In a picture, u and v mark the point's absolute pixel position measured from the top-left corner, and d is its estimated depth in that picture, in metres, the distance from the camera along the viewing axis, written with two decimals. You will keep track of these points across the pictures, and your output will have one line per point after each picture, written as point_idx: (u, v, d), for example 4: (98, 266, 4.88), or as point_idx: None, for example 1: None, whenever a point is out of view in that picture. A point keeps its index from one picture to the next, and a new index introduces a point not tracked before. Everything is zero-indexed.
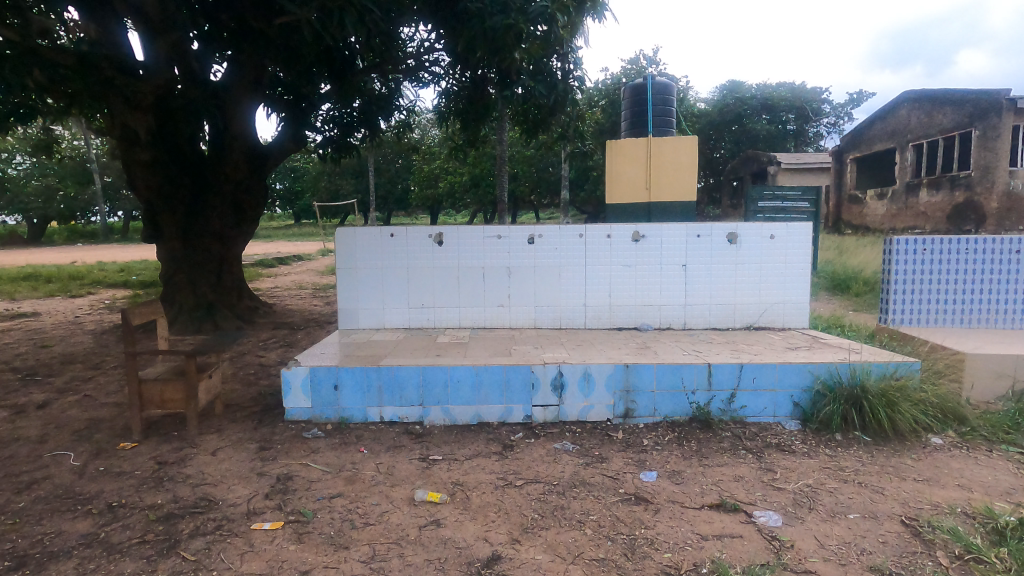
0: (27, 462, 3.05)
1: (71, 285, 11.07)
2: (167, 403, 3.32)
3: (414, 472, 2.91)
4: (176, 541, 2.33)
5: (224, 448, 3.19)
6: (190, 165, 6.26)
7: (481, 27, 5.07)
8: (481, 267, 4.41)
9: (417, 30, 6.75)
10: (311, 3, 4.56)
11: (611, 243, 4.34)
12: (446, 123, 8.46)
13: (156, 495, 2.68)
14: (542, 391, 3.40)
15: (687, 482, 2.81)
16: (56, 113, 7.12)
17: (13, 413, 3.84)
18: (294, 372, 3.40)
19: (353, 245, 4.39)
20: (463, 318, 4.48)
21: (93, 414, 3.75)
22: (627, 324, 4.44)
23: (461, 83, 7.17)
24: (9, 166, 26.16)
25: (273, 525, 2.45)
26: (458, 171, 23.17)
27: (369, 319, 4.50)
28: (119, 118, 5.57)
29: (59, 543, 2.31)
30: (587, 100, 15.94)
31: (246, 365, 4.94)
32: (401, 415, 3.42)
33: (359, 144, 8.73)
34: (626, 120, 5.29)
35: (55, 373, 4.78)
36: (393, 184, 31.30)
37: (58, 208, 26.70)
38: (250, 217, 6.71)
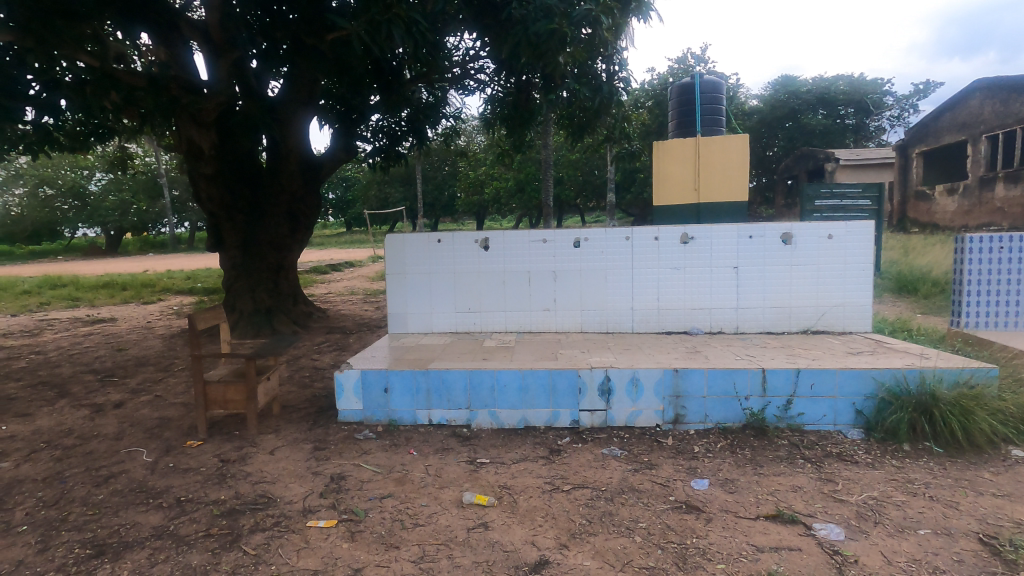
0: (105, 457, 3.27)
1: (144, 292, 11.84)
2: (229, 403, 3.49)
3: (462, 475, 2.94)
4: (238, 536, 2.45)
5: (281, 448, 3.32)
6: (249, 177, 6.57)
7: (526, 33, 5.11)
8: (526, 271, 4.42)
9: (462, 38, 6.88)
10: (361, 17, 4.72)
11: (658, 245, 4.26)
12: (491, 130, 8.55)
13: (219, 491, 2.82)
14: (589, 395, 3.37)
15: (741, 491, 2.72)
16: (130, 132, 7.64)
17: (92, 412, 4.12)
18: (347, 374, 3.51)
19: (402, 251, 4.50)
20: (509, 322, 4.50)
21: (163, 413, 3.99)
22: (675, 327, 4.34)
23: (506, 89, 7.22)
24: (90, 183, 28.27)
25: (328, 523, 2.53)
26: (503, 177, 23.32)
27: (417, 323, 4.59)
28: (185, 135, 5.92)
29: (133, 534, 2.46)
30: (633, 100, 15.75)
31: (301, 368, 5.13)
32: (449, 418, 3.47)
33: (407, 152, 8.93)
34: (672, 120, 5.20)
35: (129, 375, 5.12)
36: (440, 191, 31.83)
37: (132, 220, 28.55)
38: (305, 225, 6.98)
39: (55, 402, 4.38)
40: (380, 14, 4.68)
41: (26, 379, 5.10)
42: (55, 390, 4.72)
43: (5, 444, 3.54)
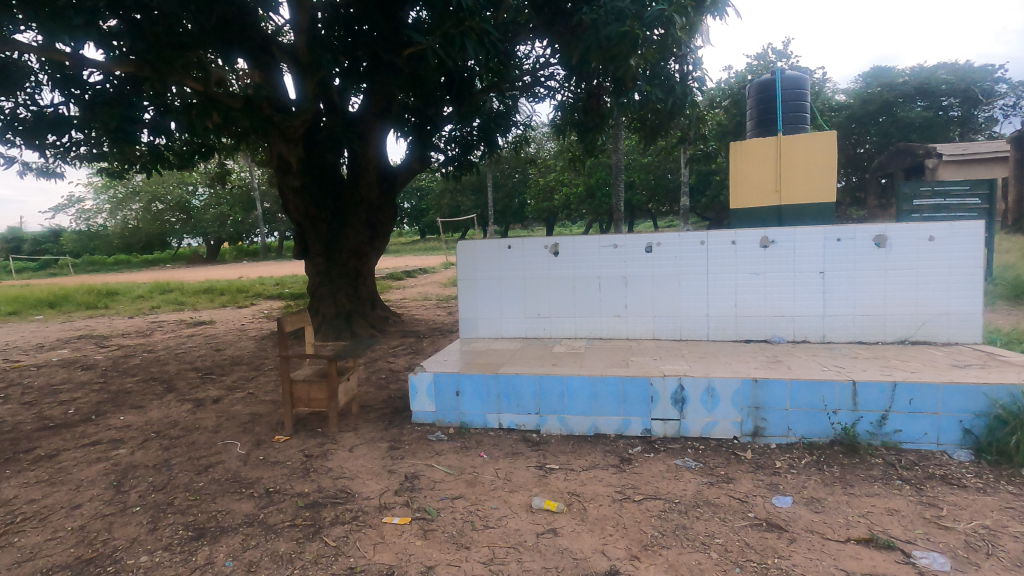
0: (204, 448, 3.57)
1: (239, 297, 12.82)
2: (313, 401, 3.70)
3: (532, 480, 2.95)
4: (320, 527, 2.58)
5: (359, 446, 3.48)
6: (331, 188, 6.96)
7: (597, 37, 5.08)
8: (596, 277, 4.38)
9: (533, 46, 6.96)
10: (435, 31, 4.88)
11: (736, 249, 4.10)
12: (562, 136, 8.55)
13: (303, 484, 3.00)
14: (662, 404, 3.28)
15: (828, 511, 2.54)
16: (229, 149, 8.30)
17: (194, 405, 4.51)
18: (420, 377, 3.62)
19: (473, 257, 4.59)
20: (579, 328, 4.47)
21: (254, 409, 4.30)
22: (755, 335, 4.15)
23: (577, 94, 7.21)
24: (194, 197, 31.00)
25: (402, 521, 2.62)
26: (573, 182, 23.27)
27: (488, 328, 4.67)
28: (276, 151, 6.36)
29: (228, 520, 2.66)
30: (709, 100, 15.26)
31: (378, 370, 5.34)
32: (519, 422, 3.49)
33: (478, 160, 9.10)
34: (751, 120, 4.96)
35: (226, 373, 5.55)
36: (511, 198, 32.25)
37: (229, 231, 31.00)
38: (382, 233, 7.27)
39: (163, 396, 4.82)
40: (453, 28, 4.81)
41: (140, 374, 5.65)
42: (164, 385, 5.20)
43: (122, 433, 3.94)
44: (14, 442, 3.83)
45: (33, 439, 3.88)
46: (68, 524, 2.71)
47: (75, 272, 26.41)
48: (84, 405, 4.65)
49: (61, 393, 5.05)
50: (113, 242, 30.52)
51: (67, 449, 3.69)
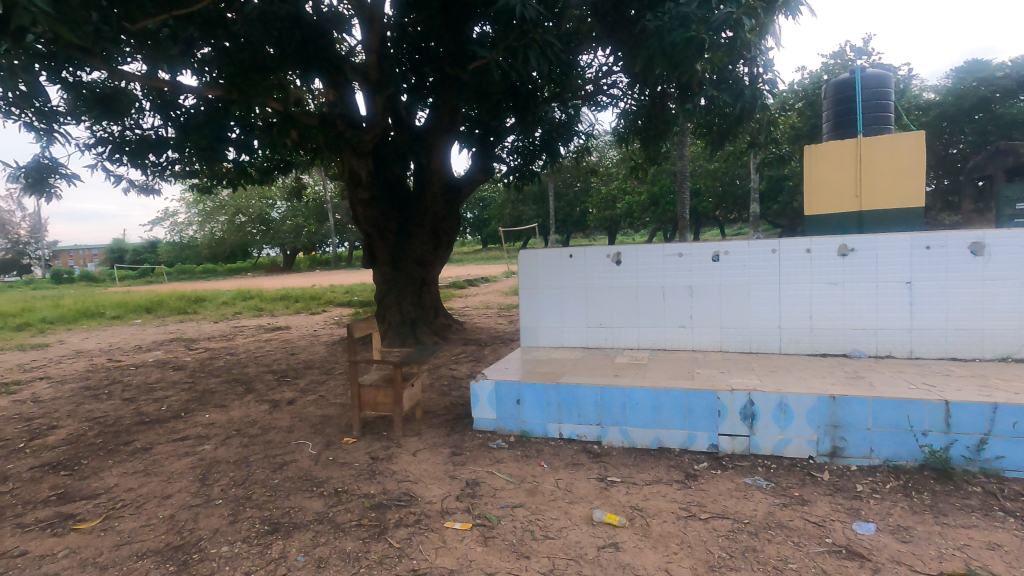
0: (279, 447, 3.77)
1: (313, 304, 13.48)
2: (379, 406, 3.82)
3: (593, 492, 2.91)
4: (385, 528, 2.66)
5: (423, 450, 3.56)
6: (398, 199, 7.20)
7: (661, 43, 5.00)
8: (660, 286, 4.29)
9: (595, 55, 6.94)
10: (499, 45, 4.98)
11: (810, 258, 3.89)
12: (625, 144, 8.45)
13: (370, 485, 3.10)
14: (730, 419, 3.15)
15: (918, 541, 2.35)
16: (305, 165, 8.79)
17: (271, 406, 4.78)
18: (482, 385, 3.67)
19: (535, 266, 4.61)
20: (641, 339, 4.38)
21: (325, 411, 4.50)
22: (832, 349, 3.91)
23: (641, 102, 7.13)
24: (273, 210, 33.02)
25: (463, 526, 2.65)
26: (636, 191, 22.89)
27: (549, 337, 4.66)
28: (348, 165, 6.67)
29: (300, 517, 2.80)
30: (780, 103, 14.64)
31: (441, 376, 5.45)
32: (580, 433, 3.46)
33: (540, 170, 9.15)
34: (828, 120, 4.74)
35: (299, 376, 5.84)
36: (572, 208, 32.20)
37: (304, 241, 32.73)
38: (446, 242, 7.44)
39: (244, 396, 5.14)
40: (517, 41, 4.87)
41: (223, 375, 6.06)
42: (244, 386, 5.54)
43: (207, 430, 4.23)
44: (115, 435, 4.21)
45: (131, 432, 4.24)
46: (160, 512, 2.94)
47: (169, 280, 28.73)
48: (175, 402, 5.03)
49: (156, 391, 5.50)
50: (201, 251, 32.96)
51: (160, 442, 4.00)
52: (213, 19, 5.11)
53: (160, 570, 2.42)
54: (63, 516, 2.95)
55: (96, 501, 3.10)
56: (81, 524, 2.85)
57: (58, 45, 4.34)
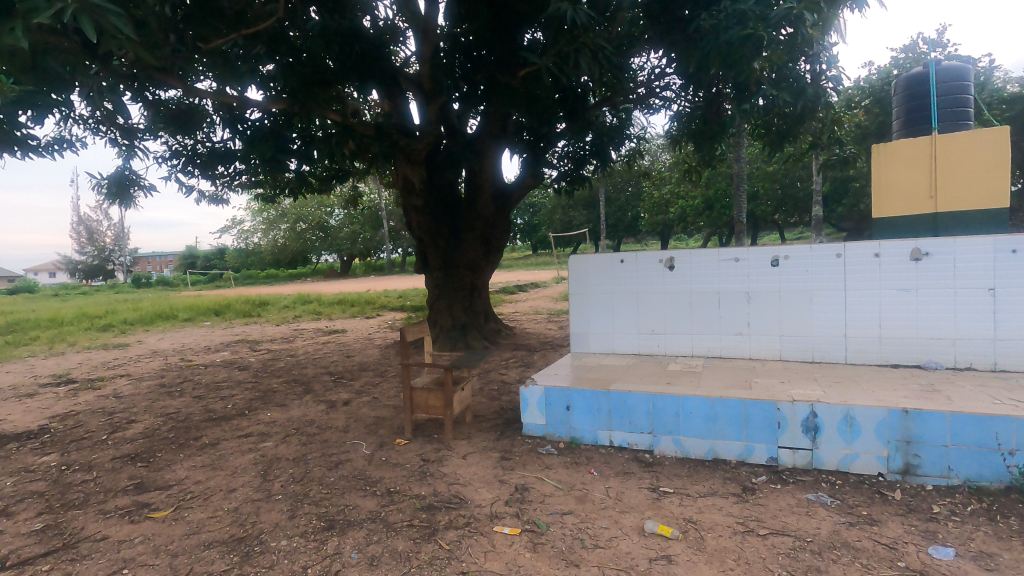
0: (335, 446, 3.89)
1: (368, 308, 13.89)
2: (430, 408, 3.88)
3: (644, 502, 2.85)
4: (435, 530, 2.70)
5: (473, 454, 3.59)
6: (450, 206, 7.33)
7: (717, 43, 4.88)
8: (716, 292, 4.16)
9: (647, 57, 6.84)
10: (550, 51, 4.98)
11: (879, 263, 3.67)
12: (678, 147, 8.27)
13: (421, 487, 3.16)
14: (790, 432, 3.01)
15: (1004, 571, 2.16)
16: (361, 173, 9.10)
17: (328, 406, 4.95)
18: (532, 390, 3.66)
19: (585, 271, 4.58)
20: (696, 346, 4.26)
21: (379, 413, 4.62)
22: (903, 360, 3.68)
23: (695, 103, 6.96)
24: (331, 218, 34.29)
25: (512, 531, 2.65)
26: (690, 195, 22.34)
27: (599, 343, 4.60)
28: (402, 173, 6.84)
29: (354, 515, 2.87)
30: (845, 101, 13.93)
31: (490, 381, 5.48)
32: (631, 441, 3.39)
33: (591, 175, 9.09)
34: (897, 117, 4.47)
35: (355, 378, 6.03)
36: (623, 213, 31.78)
37: (359, 248, 33.82)
38: (496, 248, 7.50)
39: (303, 397, 5.36)
40: (567, 45, 4.89)
41: (284, 376, 6.33)
42: (303, 386, 5.77)
43: (269, 427, 4.43)
44: (186, 430, 4.47)
45: (200, 428, 4.49)
46: (225, 505, 3.09)
47: (235, 285, 30.33)
48: (240, 401, 5.30)
49: (222, 389, 5.81)
50: (265, 258, 34.64)
51: (226, 438, 4.22)
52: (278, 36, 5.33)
53: (224, 559, 2.54)
54: (139, 504, 3.16)
55: (168, 492, 3.30)
56: (156, 512, 3.04)
57: (139, 67, 4.66)
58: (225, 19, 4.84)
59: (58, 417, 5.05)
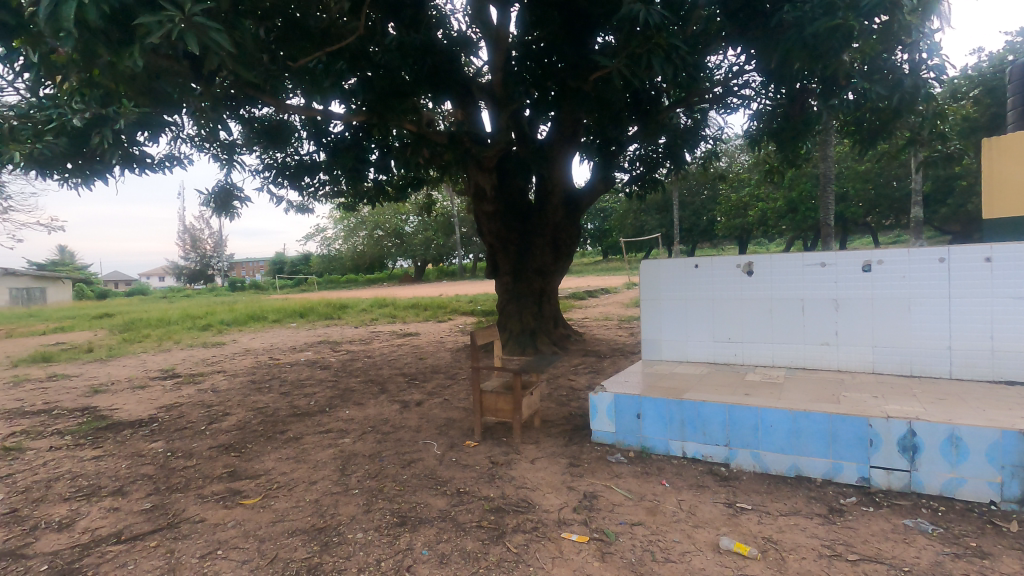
0: (408, 445, 4.02)
1: (440, 312, 14.26)
2: (499, 411, 3.93)
3: (719, 517, 2.73)
4: (503, 532, 2.72)
5: (541, 458, 3.59)
6: (520, 212, 7.39)
7: (801, 36, 4.64)
8: (799, 299, 3.93)
9: (725, 55, 6.60)
10: (622, 53, 4.92)
11: (990, 269, 3.32)
12: (758, 147, 7.89)
13: (490, 489, 3.19)
14: (884, 451, 2.79)
15: None
16: (435, 181, 9.37)
17: (402, 406, 5.13)
18: (601, 397, 3.61)
19: (658, 277, 4.47)
20: (776, 356, 4.04)
21: (449, 414, 4.73)
22: (1020, 377, 3.30)
23: (776, 100, 6.62)
24: (406, 225, 35.56)
25: (580, 538, 2.62)
26: (771, 197, 21.25)
27: (672, 351, 4.46)
28: (474, 180, 6.99)
29: (425, 513, 2.96)
30: (950, 93, 12.76)
31: (559, 387, 5.45)
32: (706, 453, 3.26)
33: (664, 178, 8.86)
34: (1011, 107, 4.07)
35: (427, 379, 6.20)
36: (698, 217, 30.74)
37: (432, 254, 34.83)
38: (566, 253, 7.47)
39: (379, 396, 5.58)
40: (640, 47, 4.81)
41: (361, 376, 6.62)
42: (379, 387, 6.01)
43: (347, 424, 4.65)
44: (273, 424, 4.78)
45: (286, 423, 4.79)
46: (307, 496, 3.28)
47: (318, 289, 32.17)
48: (321, 398, 5.60)
49: (306, 387, 6.17)
50: (345, 263, 36.48)
51: (308, 433, 4.47)
52: (359, 52, 5.61)
53: (306, 548, 2.69)
54: (232, 491, 3.41)
55: (257, 481, 3.54)
56: (246, 499, 3.27)
57: (238, 87, 5.07)
58: (313, 38, 5.13)
59: (165, 407, 5.56)
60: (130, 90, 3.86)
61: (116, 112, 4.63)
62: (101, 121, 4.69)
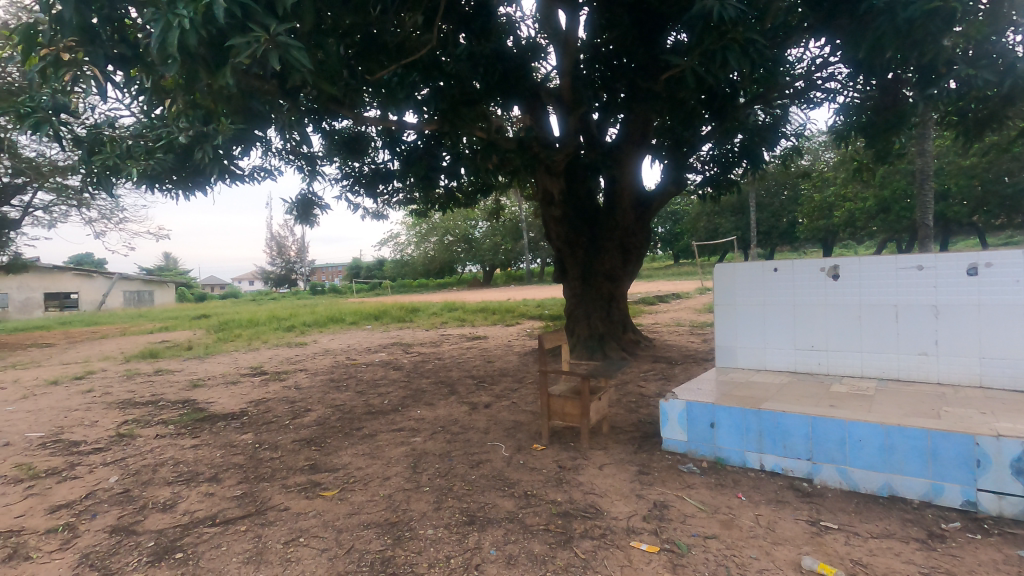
0: (476, 445, 4.09)
1: (509, 316, 14.38)
2: (567, 416, 3.90)
3: (801, 535, 2.58)
4: (570, 537, 2.70)
5: (609, 465, 3.53)
6: (588, 215, 7.32)
7: (893, 21, 4.33)
8: (892, 305, 3.65)
9: (807, 47, 6.26)
10: (695, 50, 4.79)
11: None
12: (845, 143, 7.39)
13: (557, 493, 3.18)
14: (994, 473, 2.53)
15: None
16: (504, 187, 9.49)
17: (470, 408, 5.22)
18: (672, 404, 3.51)
19: (733, 281, 4.28)
20: (866, 366, 3.77)
21: (517, 417, 4.76)
22: None
23: (865, 92, 6.18)
24: (475, 230, 36.26)
25: (650, 548, 2.56)
26: (859, 197, 19.88)
27: (748, 359, 4.26)
28: (541, 185, 7.02)
29: (493, 513, 2.99)
30: None
31: (628, 393, 5.34)
32: (786, 467, 3.09)
33: (740, 178, 8.49)
34: None
35: (495, 382, 6.27)
36: (778, 219, 29.27)
37: (501, 259, 35.32)
38: (636, 257, 7.32)
39: (449, 397, 5.71)
40: (715, 43, 4.64)
41: (432, 377, 6.80)
42: (448, 388, 6.15)
43: (418, 424, 4.79)
44: (350, 421, 5.01)
45: (361, 420, 5.01)
46: (381, 491, 3.41)
47: (391, 293, 33.45)
48: (394, 398, 5.81)
49: (380, 386, 6.42)
50: (416, 268, 37.68)
51: (382, 431, 4.65)
52: (432, 63, 5.80)
53: (380, 540, 2.79)
54: (312, 482, 3.61)
55: (335, 475, 3.72)
56: (326, 491, 3.45)
57: (320, 101, 5.38)
58: (389, 52, 5.36)
59: (254, 402, 5.97)
60: (227, 108, 4.19)
61: (214, 130, 5.04)
62: (202, 138, 5.12)
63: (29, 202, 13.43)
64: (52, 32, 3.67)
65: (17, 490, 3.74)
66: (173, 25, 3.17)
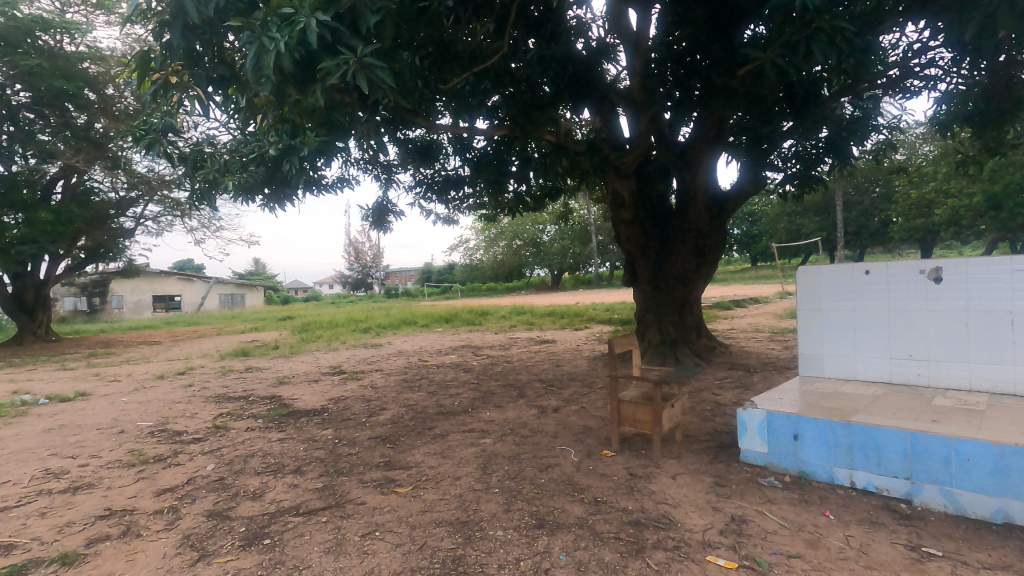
0: (546, 449, 4.08)
1: (578, 320, 14.27)
2: (638, 422, 3.81)
3: (899, 561, 2.37)
4: (642, 547, 2.64)
5: (683, 475, 3.41)
6: (660, 217, 7.14)
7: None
8: (1007, 312, 3.29)
9: (903, 32, 5.79)
10: (776, 43, 4.53)
11: None
12: (947, 134, 6.76)
13: (628, 501, 3.12)
14: None
15: None
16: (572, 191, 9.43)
17: (539, 411, 5.22)
18: (751, 414, 3.35)
19: (819, 284, 4.03)
20: (975, 378, 3.42)
21: (586, 422, 4.70)
22: None
23: (972, 77, 5.63)
24: (543, 234, 36.37)
25: (728, 564, 2.45)
26: (963, 193, 18.16)
27: (836, 368, 3.98)
28: (611, 187, 6.93)
29: (563, 518, 2.97)
30: None
31: (702, 401, 5.14)
32: (880, 485, 2.86)
33: (826, 175, 7.97)
34: None
35: (564, 386, 6.24)
36: (869, 218, 27.27)
37: (569, 262, 35.20)
38: (710, 259, 7.04)
39: (518, 400, 5.74)
40: (797, 34, 4.40)
41: (501, 380, 6.87)
42: (517, 391, 6.18)
43: (488, 425, 4.85)
44: (422, 420, 5.15)
45: (433, 420, 5.13)
46: (453, 490, 3.48)
47: (462, 297, 34.21)
48: (464, 399, 5.92)
49: (451, 387, 6.56)
50: (485, 272, 38.28)
51: (453, 431, 4.74)
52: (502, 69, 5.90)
53: (451, 539, 2.85)
54: (387, 479, 3.74)
55: (409, 472, 3.83)
56: (400, 488, 3.57)
57: (395, 112, 5.59)
58: (461, 60, 5.50)
59: (334, 399, 6.28)
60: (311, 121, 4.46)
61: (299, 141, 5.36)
62: (289, 150, 5.45)
63: (141, 213, 14.87)
64: (162, 58, 4.05)
65: (130, 472, 4.14)
66: (266, 47, 3.41)
